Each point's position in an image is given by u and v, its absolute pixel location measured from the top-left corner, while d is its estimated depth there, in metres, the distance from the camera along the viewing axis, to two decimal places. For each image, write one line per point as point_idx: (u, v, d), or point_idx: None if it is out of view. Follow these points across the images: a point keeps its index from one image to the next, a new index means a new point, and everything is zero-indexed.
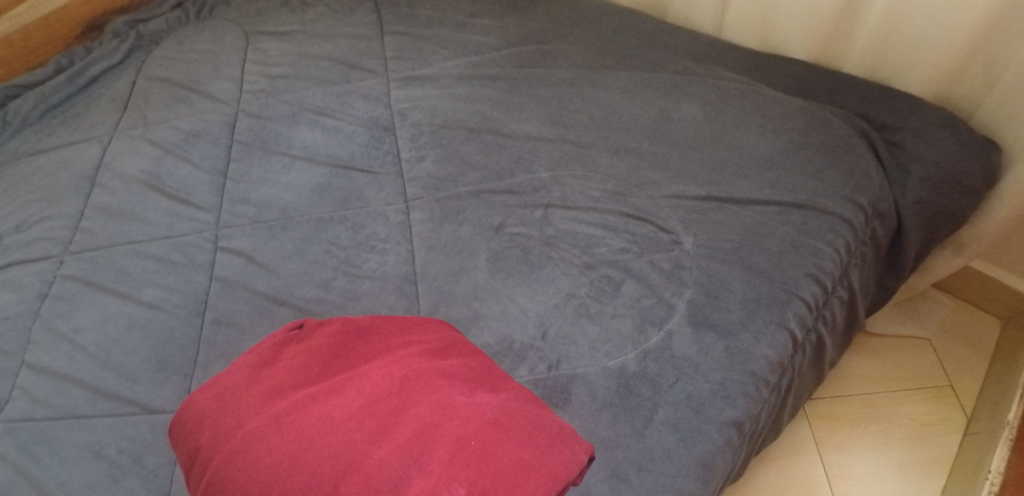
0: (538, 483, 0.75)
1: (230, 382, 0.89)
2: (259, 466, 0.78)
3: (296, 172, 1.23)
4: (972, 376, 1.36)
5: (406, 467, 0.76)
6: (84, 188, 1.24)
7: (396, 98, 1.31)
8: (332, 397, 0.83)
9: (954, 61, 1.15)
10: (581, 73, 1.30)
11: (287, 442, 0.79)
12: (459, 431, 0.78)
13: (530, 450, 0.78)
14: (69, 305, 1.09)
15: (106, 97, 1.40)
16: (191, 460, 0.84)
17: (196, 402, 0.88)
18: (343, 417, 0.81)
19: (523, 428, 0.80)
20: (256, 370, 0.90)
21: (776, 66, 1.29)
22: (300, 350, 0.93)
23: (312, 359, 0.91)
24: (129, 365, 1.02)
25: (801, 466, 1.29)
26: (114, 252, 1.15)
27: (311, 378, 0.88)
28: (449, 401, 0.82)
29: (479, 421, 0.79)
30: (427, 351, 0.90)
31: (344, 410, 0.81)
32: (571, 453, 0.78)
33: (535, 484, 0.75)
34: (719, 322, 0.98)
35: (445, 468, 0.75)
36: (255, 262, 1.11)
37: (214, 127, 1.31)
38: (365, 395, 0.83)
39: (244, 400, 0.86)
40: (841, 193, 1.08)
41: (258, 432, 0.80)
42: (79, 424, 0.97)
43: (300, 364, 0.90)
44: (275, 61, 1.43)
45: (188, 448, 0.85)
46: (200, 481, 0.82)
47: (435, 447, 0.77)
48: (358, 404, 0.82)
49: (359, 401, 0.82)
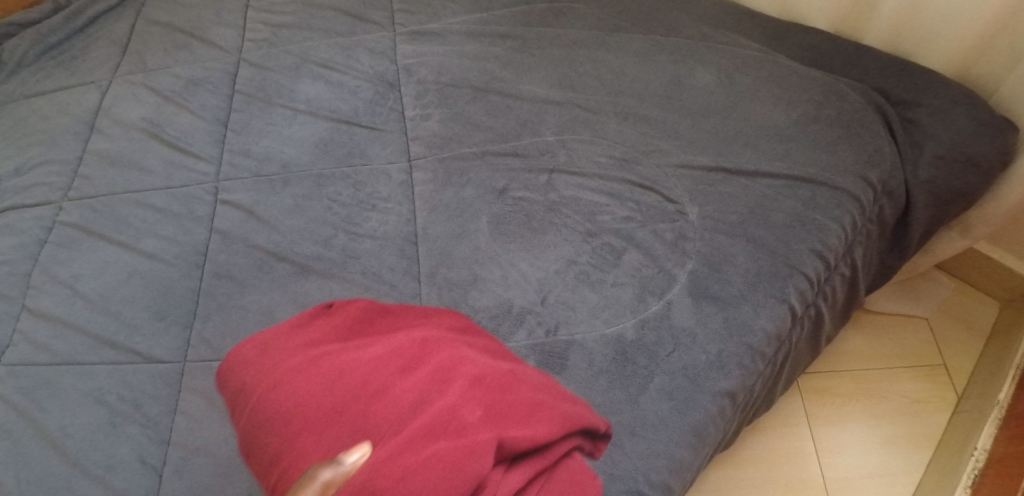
0: (551, 418, 0.76)
1: (266, 335, 0.91)
2: (292, 396, 0.79)
3: (299, 126, 1.21)
4: (966, 354, 1.37)
5: (424, 393, 0.78)
6: (83, 133, 1.23)
7: (402, 53, 1.29)
8: (362, 345, 0.85)
9: (976, 38, 1.13)
10: (592, 35, 1.27)
11: (319, 377, 0.80)
12: (481, 371, 0.80)
13: (547, 394, 0.79)
14: (68, 252, 1.09)
15: (105, 40, 1.37)
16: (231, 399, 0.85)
17: (236, 351, 0.90)
18: (371, 355, 0.82)
19: (541, 383, 0.81)
20: (291, 326, 0.92)
21: (793, 35, 1.27)
22: (330, 311, 0.94)
23: (343, 316, 0.93)
24: (128, 314, 1.03)
25: (791, 437, 1.31)
26: (113, 200, 1.14)
27: (344, 334, 0.89)
28: (471, 351, 0.83)
29: (500, 368, 0.81)
30: (452, 319, 0.92)
31: (372, 351, 0.83)
32: (586, 409, 0.80)
33: (546, 422, 0.75)
34: (719, 295, 0.98)
35: (467, 395, 0.77)
36: (255, 216, 1.11)
37: (216, 76, 1.29)
38: (392, 340, 0.85)
39: (281, 348, 0.87)
40: (851, 169, 1.07)
41: (292, 369, 0.82)
42: (79, 371, 0.98)
43: (331, 321, 0.92)
44: (279, 9, 1.39)
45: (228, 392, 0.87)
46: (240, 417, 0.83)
47: (457, 381, 0.79)
48: (385, 347, 0.83)
49: (386, 345, 0.84)
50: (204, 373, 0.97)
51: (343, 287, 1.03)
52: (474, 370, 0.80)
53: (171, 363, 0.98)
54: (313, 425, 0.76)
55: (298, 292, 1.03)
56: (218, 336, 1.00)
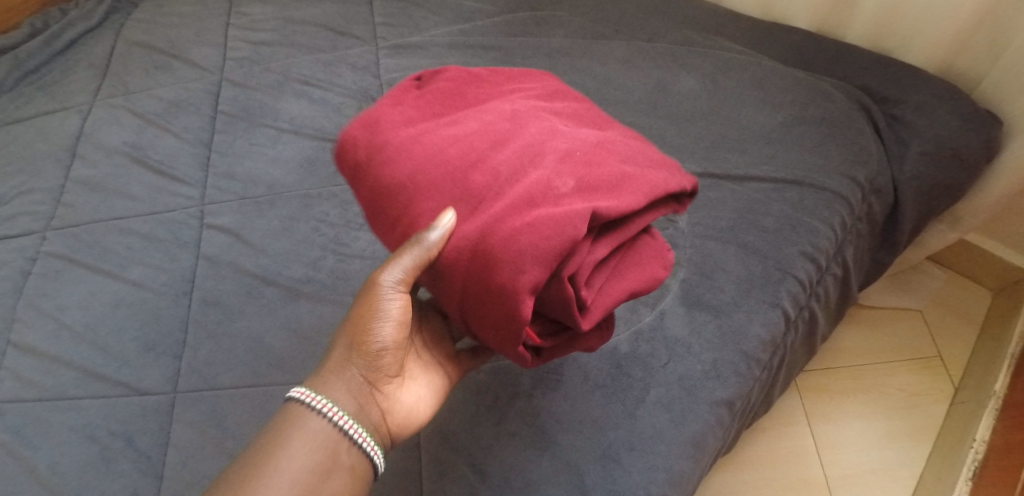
0: (636, 188, 0.78)
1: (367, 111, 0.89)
2: (397, 182, 0.81)
3: (283, 145, 1.20)
4: (960, 345, 1.38)
5: (519, 163, 0.78)
6: (65, 160, 1.21)
7: (386, 67, 1.27)
8: (453, 123, 0.84)
9: (959, 34, 1.12)
10: (576, 42, 1.27)
11: (418, 156, 0.81)
12: (568, 146, 0.80)
13: (632, 165, 0.81)
14: (54, 283, 1.08)
15: (84, 62, 1.36)
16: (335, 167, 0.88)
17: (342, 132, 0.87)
18: (464, 131, 0.82)
19: (624, 151, 0.83)
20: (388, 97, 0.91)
21: (776, 35, 1.26)
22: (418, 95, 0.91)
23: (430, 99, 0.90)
24: (117, 346, 1.02)
25: (790, 436, 1.31)
26: (97, 228, 1.13)
27: (432, 111, 0.88)
28: (556, 126, 0.83)
29: (583, 143, 0.81)
30: (534, 94, 0.90)
31: (464, 127, 0.83)
32: (675, 180, 0.82)
33: (633, 192, 0.78)
34: (712, 303, 0.98)
35: (558, 166, 0.78)
36: (242, 240, 1.10)
37: (197, 96, 1.27)
38: (479, 118, 0.84)
39: (383, 123, 0.86)
40: (839, 169, 1.07)
41: (392, 148, 0.83)
42: (69, 405, 0.97)
43: (418, 101, 0.90)
44: (260, 26, 1.38)
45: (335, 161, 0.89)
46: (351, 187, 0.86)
47: (547, 154, 0.79)
48: (475, 124, 0.83)
49: (475, 123, 0.83)
50: (196, 403, 0.97)
51: (334, 309, 1.02)
52: (561, 87, 0.93)
53: (162, 395, 0.97)
54: (420, 196, 0.79)
55: (289, 317, 1.02)
56: (209, 365, 0.99)
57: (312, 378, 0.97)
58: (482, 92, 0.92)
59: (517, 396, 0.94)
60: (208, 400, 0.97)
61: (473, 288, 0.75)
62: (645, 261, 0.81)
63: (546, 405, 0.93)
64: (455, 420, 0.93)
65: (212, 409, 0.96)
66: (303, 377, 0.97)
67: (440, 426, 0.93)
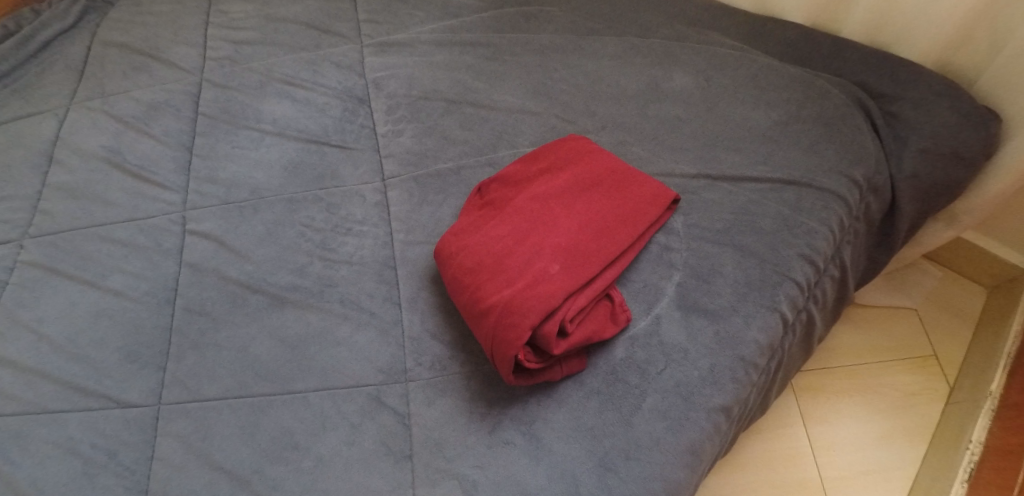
0: (630, 234, 0.97)
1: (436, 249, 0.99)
2: (464, 265, 0.95)
3: (267, 148, 1.17)
4: (956, 343, 1.36)
5: (553, 221, 0.96)
6: (42, 165, 1.17)
7: (371, 66, 1.24)
8: (510, 205, 0.99)
9: (957, 29, 1.09)
10: (566, 39, 1.24)
11: (483, 240, 0.96)
12: (594, 211, 0.98)
13: (632, 210, 0.98)
14: (31, 294, 1.05)
15: (60, 64, 1.31)
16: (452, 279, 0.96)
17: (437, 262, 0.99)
18: (519, 209, 0.98)
19: (633, 202, 0.99)
20: (455, 231, 0.99)
21: (770, 31, 1.24)
22: (484, 214, 1.00)
23: (493, 211, 1.00)
24: (97, 358, 0.99)
25: (787, 436, 1.29)
26: (76, 236, 1.10)
27: (494, 211, 1.00)
28: (592, 196, 0.99)
29: (608, 208, 0.98)
30: (581, 176, 1.01)
31: (520, 205, 0.98)
32: (655, 211, 0.99)
33: (632, 230, 0.97)
34: (708, 307, 0.96)
35: (583, 227, 0.96)
36: (226, 246, 1.07)
37: (177, 98, 1.23)
38: (532, 196, 0.99)
39: (447, 247, 0.98)
40: (836, 168, 1.05)
41: (460, 244, 0.97)
42: (50, 420, 0.95)
43: (482, 221, 0.99)
44: (241, 24, 1.34)
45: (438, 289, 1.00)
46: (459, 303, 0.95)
47: (577, 217, 0.97)
48: (530, 202, 0.99)
49: (530, 203, 0.98)
50: (180, 416, 0.94)
51: (322, 317, 1.00)
52: (613, 163, 1.03)
53: (145, 407, 0.95)
54: (479, 267, 0.93)
55: (275, 326, 0.99)
56: (193, 376, 0.96)
57: (300, 389, 0.94)
58: (544, 184, 1.01)
59: (511, 405, 0.92)
60: (192, 412, 0.94)
61: (504, 301, 0.89)
62: (621, 311, 0.94)
63: (541, 413, 0.91)
64: (447, 430, 0.91)
65: (198, 421, 0.93)
66: (290, 387, 0.95)
67: (432, 436, 0.90)
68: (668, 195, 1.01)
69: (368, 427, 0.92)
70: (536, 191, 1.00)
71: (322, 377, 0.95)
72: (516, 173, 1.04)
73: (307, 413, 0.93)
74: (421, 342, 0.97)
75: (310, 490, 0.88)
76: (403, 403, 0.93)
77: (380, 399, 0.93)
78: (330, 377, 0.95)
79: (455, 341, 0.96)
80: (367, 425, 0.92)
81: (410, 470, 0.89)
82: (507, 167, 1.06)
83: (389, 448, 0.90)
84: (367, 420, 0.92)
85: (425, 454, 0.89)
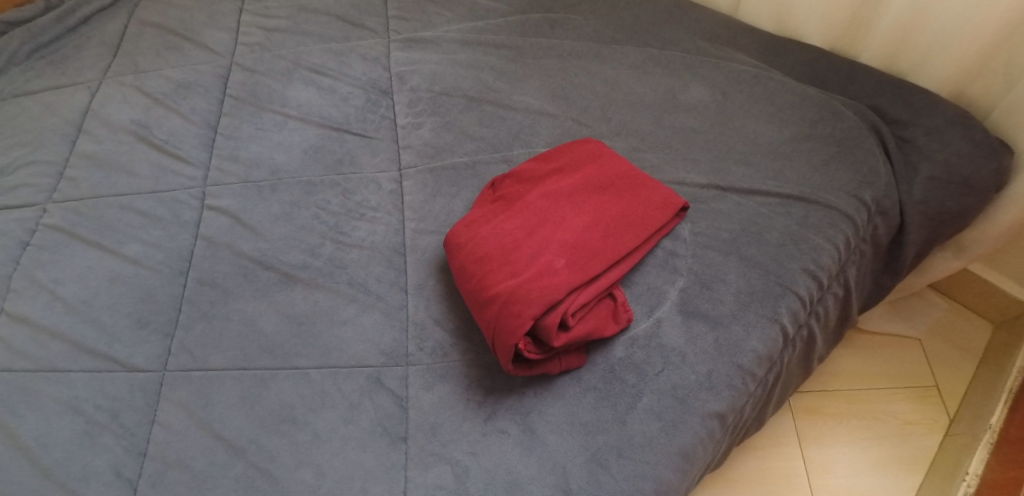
0: (636, 237, 0.98)
1: (446, 240, 1.01)
2: (472, 254, 0.97)
3: (289, 131, 1.20)
4: (959, 376, 1.36)
5: (562, 219, 0.98)
6: (71, 134, 1.21)
7: (396, 60, 1.27)
8: (522, 200, 1.01)
9: (974, 59, 1.11)
10: (588, 46, 1.27)
11: (493, 232, 0.98)
12: (603, 211, 0.99)
13: (641, 213, 1.00)
14: (50, 255, 1.08)
15: (96, 40, 1.36)
16: (459, 269, 0.98)
17: (446, 251, 1.01)
18: (530, 205, 1.00)
19: (642, 206, 1.01)
20: (465, 223, 1.01)
21: (788, 52, 1.26)
22: (495, 209, 1.02)
23: (505, 206, 1.02)
24: (109, 321, 1.01)
25: (782, 456, 1.29)
26: (98, 203, 1.13)
27: (506, 206, 1.02)
28: (601, 197, 1.01)
29: (617, 209, 1.00)
30: (593, 178, 1.03)
31: (531, 200, 1.00)
32: (662, 217, 1.01)
33: (639, 232, 0.98)
34: (709, 313, 0.97)
35: (591, 226, 0.97)
36: (242, 222, 1.09)
37: (206, 79, 1.27)
38: (544, 193, 1.01)
39: (457, 237, 1.00)
40: (845, 188, 1.06)
41: (470, 235, 0.99)
42: (57, 378, 0.97)
43: (492, 215, 1.01)
44: (273, 13, 1.38)
45: (446, 278, 1.02)
46: (464, 291, 0.96)
47: (587, 216, 0.99)
48: (541, 198, 1.00)
49: (541, 199, 1.00)
50: (184, 383, 0.96)
51: (330, 297, 1.02)
52: (626, 167, 1.05)
53: (151, 372, 0.97)
54: (486, 258, 0.95)
55: (283, 303, 1.02)
56: (200, 345, 0.98)
57: (303, 365, 0.96)
58: (556, 182, 1.03)
59: (508, 394, 0.93)
60: (196, 381, 0.96)
61: (508, 291, 0.91)
62: (623, 311, 0.95)
63: (537, 405, 0.92)
64: (443, 415, 0.92)
65: (200, 389, 0.95)
66: (293, 363, 0.96)
67: (428, 420, 0.92)
68: (677, 202, 1.02)
69: (366, 407, 0.93)
70: (547, 188, 1.02)
71: (325, 356, 0.97)
72: (530, 171, 1.06)
73: (307, 388, 0.95)
74: (425, 328, 0.98)
75: (305, 464, 0.89)
76: (402, 386, 0.94)
77: (380, 380, 0.95)
78: (333, 355, 0.97)
79: (458, 329, 0.98)
80: (365, 404, 0.93)
81: (404, 452, 0.90)
82: (522, 164, 1.08)
83: (385, 429, 0.91)
84: (366, 400, 0.93)
85: (420, 437, 0.91)
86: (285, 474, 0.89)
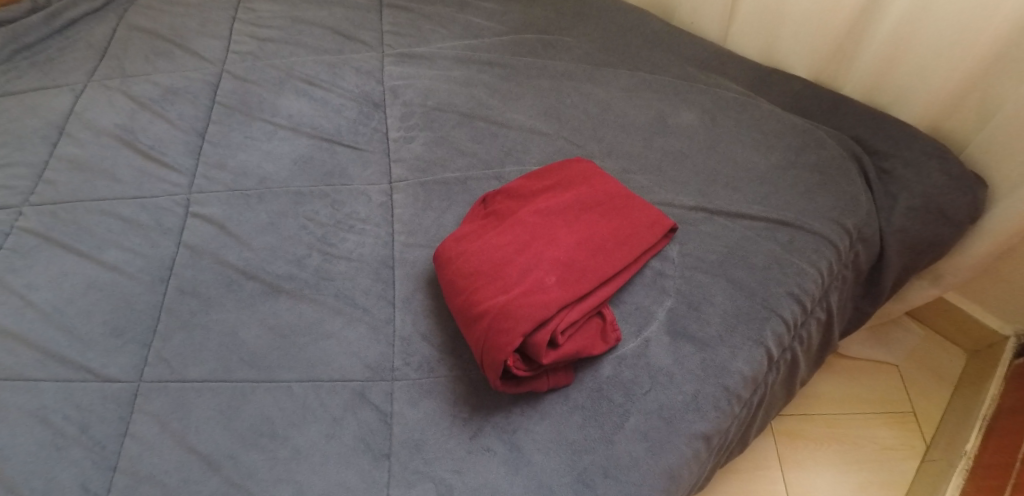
0: (627, 255, 0.99)
1: (438, 255, 1.00)
2: (464, 268, 0.96)
3: (279, 141, 1.19)
4: (934, 404, 1.38)
5: (554, 236, 0.98)
6: (52, 136, 1.19)
7: (389, 74, 1.28)
8: (515, 216, 1.01)
9: (951, 94, 1.15)
10: (580, 68, 1.28)
11: (485, 247, 0.97)
12: (594, 230, 1.00)
13: (631, 232, 1.01)
14: (24, 259, 1.05)
15: (83, 43, 1.34)
16: (449, 284, 0.97)
17: (436, 263, 1.00)
18: (523, 220, 1.00)
19: (633, 226, 1.02)
20: (457, 238, 1.01)
21: (775, 82, 1.29)
22: (487, 224, 1.02)
23: (497, 223, 1.02)
24: (83, 329, 0.98)
25: (763, 480, 1.30)
26: (77, 208, 1.10)
27: (498, 222, 1.02)
28: (592, 216, 1.01)
29: (609, 228, 1.00)
30: (585, 197, 1.03)
31: (525, 217, 1.00)
32: (652, 238, 1.01)
33: (629, 251, 0.99)
34: (696, 335, 0.97)
35: (582, 244, 0.98)
36: (227, 231, 1.08)
37: (196, 85, 1.26)
38: (537, 210, 1.01)
39: (450, 252, 0.99)
40: (828, 215, 1.08)
41: (462, 251, 0.98)
42: (26, 387, 0.93)
43: (485, 231, 1.01)
44: (267, 23, 1.37)
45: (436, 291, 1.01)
46: (453, 305, 0.95)
47: (579, 234, 0.99)
48: (535, 215, 1.01)
49: (534, 215, 1.01)
50: (159, 395, 0.93)
51: (315, 309, 1.00)
52: (615, 187, 1.06)
53: (125, 383, 0.94)
54: (479, 272, 0.95)
55: (267, 314, 1.00)
56: (178, 355, 0.96)
57: (285, 378, 0.94)
58: (548, 200, 1.03)
59: (495, 412, 0.92)
60: (172, 392, 0.93)
61: (498, 306, 0.91)
62: (611, 330, 0.95)
63: (523, 423, 0.91)
64: (428, 432, 0.90)
65: (176, 401, 0.92)
66: (274, 376, 0.94)
67: (413, 437, 0.90)
68: (666, 224, 1.03)
69: (349, 421, 0.91)
70: (540, 205, 1.02)
71: (309, 369, 0.95)
72: (523, 189, 1.06)
73: (288, 402, 0.92)
74: (412, 343, 0.97)
75: (283, 480, 0.87)
76: (387, 401, 0.93)
77: (364, 396, 0.93)
78: (317, 369, 0.95)
79: (445, 344, 0.97)
80: (349, 419, 0.91)
81: (387, 469, 0.88)
82: (513, 181, 1.09)
83: (367, 445, 0.90)
84: (349, 415, 0.92)
85: (403, 455, 0.89)
86: (263, 490, 0.86)
